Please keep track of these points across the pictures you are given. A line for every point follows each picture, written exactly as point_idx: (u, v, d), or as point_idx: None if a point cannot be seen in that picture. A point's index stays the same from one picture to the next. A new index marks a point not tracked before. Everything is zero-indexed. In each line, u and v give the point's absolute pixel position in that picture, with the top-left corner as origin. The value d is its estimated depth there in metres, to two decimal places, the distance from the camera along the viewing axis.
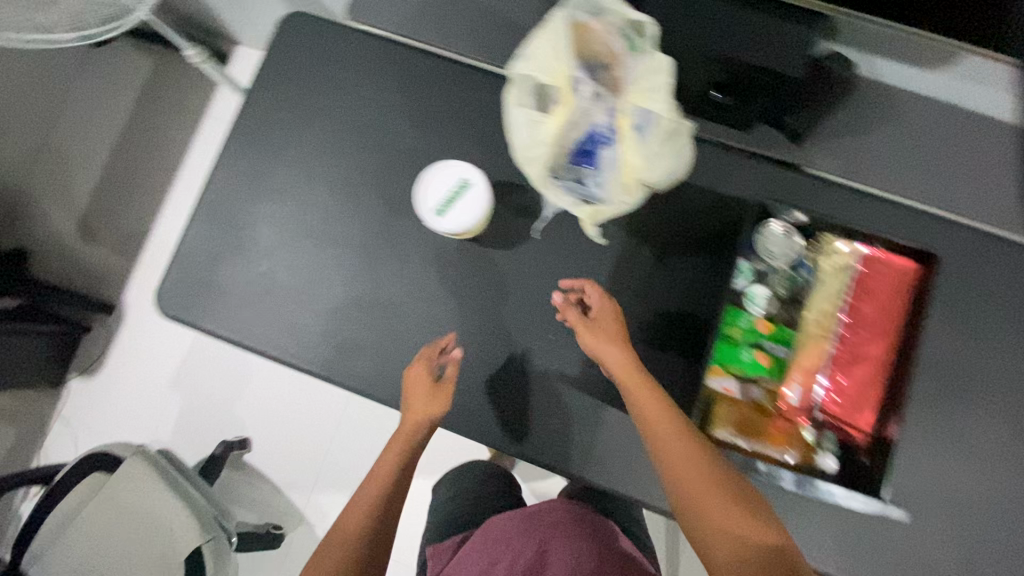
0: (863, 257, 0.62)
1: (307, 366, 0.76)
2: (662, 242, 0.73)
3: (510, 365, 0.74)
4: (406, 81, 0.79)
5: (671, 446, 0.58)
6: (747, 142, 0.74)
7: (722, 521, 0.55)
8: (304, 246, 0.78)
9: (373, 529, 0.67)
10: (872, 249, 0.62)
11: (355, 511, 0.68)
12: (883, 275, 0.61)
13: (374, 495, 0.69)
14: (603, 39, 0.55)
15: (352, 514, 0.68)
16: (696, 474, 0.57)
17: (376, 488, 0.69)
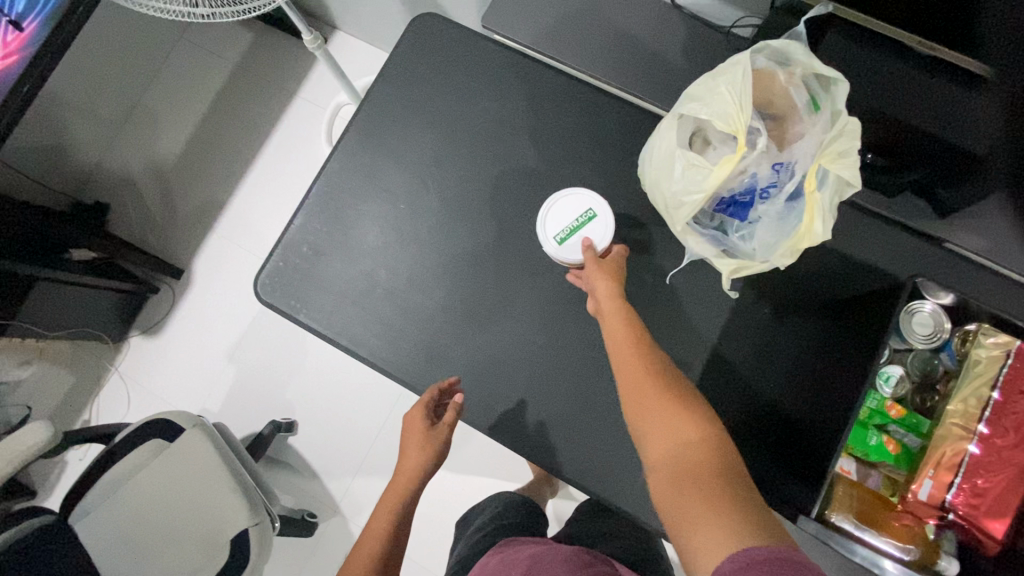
0: (1022, 353, 0.58)
1: (394, 372, 0.74)
2: (783, 301, 0.69)
3: (603, 404, 0.71)
4: (536, 99, 0.77)
5: (693, 437, 0.51)
6: (894, 207, 0.69)
7: (704, 492, 0.47)
8: (408, 250, 0.76)
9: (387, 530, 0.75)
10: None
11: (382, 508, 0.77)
12: None
13: (391, 503, 0.77)
14: (785, 90, 0.53)
15: (381, 509, 0.77)
16: (711, 470, 0.48)
17: (394, 488, 0.78)
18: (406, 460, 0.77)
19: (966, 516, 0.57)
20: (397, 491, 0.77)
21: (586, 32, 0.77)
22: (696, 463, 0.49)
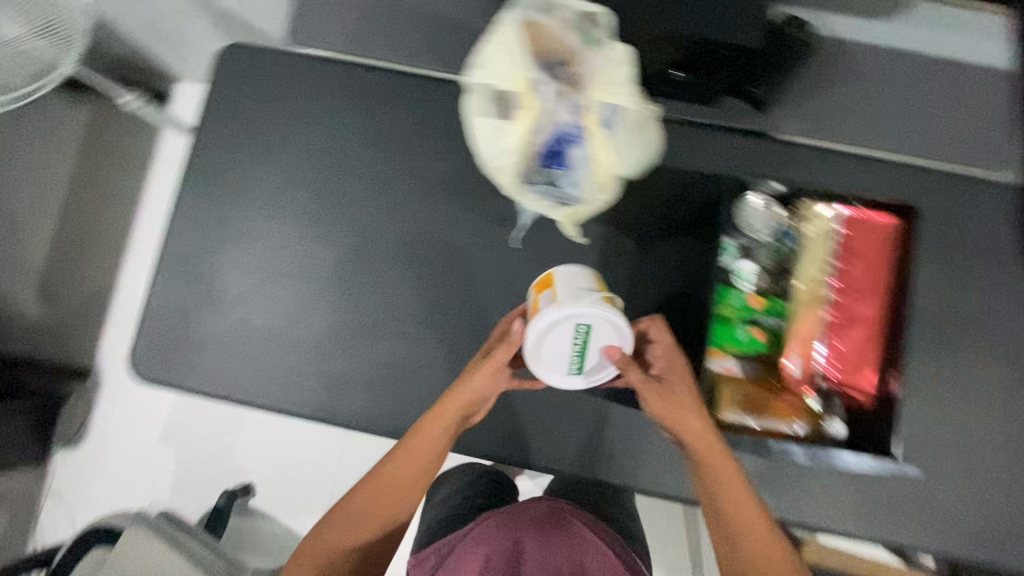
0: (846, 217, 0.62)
1: (302, 411, 0.73)
2: (642, 232, 0.73)
3: (509, 376, 0.72)
4: (360, 103, 0.76)
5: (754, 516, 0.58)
6: (714, 116, 0.73)
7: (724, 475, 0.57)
8: (280, 287, 0.75)
9: (363, 526, 0.65)
10: (853, 209, 0.62)
11: (349, 505, 0.66)
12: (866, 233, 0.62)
13: (377, 512, 0.65)
14: (556, 34, 0.53)
15: (350, 515, 0.65)
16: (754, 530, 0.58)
17: (373, 498, 0.65)
18: (394, 469, 0.64)
19: (837, 377, 0.62)
20: (376, 492, 0.64)
21: (391, 22, 0.76)
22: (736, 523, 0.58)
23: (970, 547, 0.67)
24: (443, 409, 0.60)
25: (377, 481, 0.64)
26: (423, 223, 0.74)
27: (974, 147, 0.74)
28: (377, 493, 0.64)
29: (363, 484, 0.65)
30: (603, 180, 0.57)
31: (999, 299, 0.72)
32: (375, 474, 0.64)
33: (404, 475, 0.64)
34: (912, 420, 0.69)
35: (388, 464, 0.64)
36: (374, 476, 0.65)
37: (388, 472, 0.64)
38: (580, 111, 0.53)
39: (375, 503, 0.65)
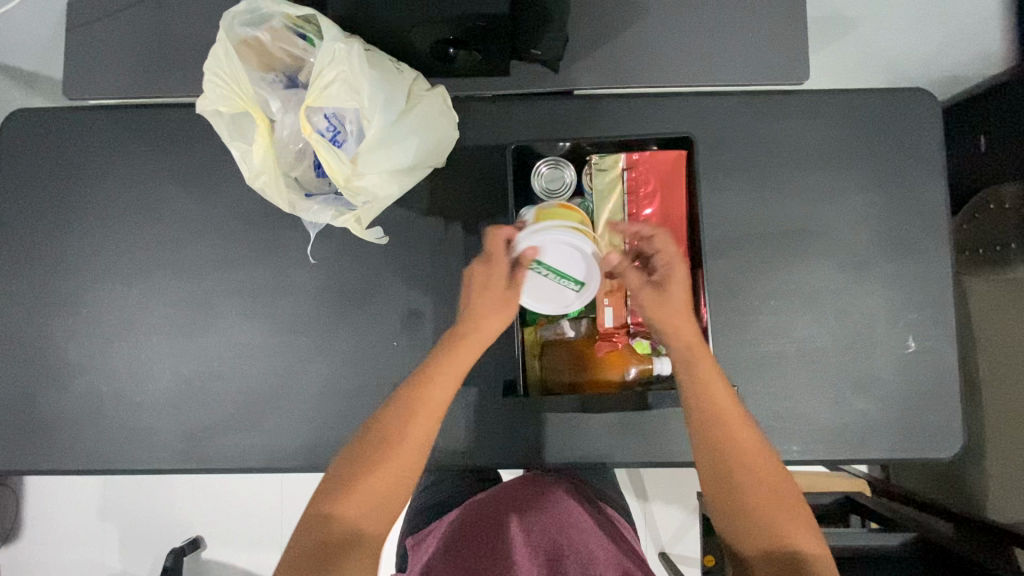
0: (633, 162, 0.62)
1: (171, 464, 0.72)
2: (466, 215, 0.73)
3: (367, 387, 0.72)
4: (159, 145, 0.73)
5: (757, 459, 0.56)
6: (511, 87, 0.73)
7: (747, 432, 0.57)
8: (122, 348, 0.73)
9: (353, 541, 0.51)
10: (640, 153, 0.62)
11: (322, 531, 0.51)
12: (654, 174, 0.62)
13: (374, 517, 0.52)
14: (277, 46, 0.53)
15: (345, 525, 0.52)
16: (754, 471, 0.55)
17: (356, 501, 0.52)
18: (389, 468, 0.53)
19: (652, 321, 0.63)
20: (374, 501, 0.52)
21: (169, 56, 0.73)
22: (734, 466, 0.55)
23: (827, 446, 0.71)
24: (440, 375, 0.56)
25: (364, 474, 0.53)
26: (247, 254, 0.73)
27: (775, 65, 0.73)
28: (369, 506, 0.52)
29: (335, 495, 0.52)
30: (352, 186, 0.54)
31: (821, 207, 0.73)
32: (359, 474, 0.53)
33: (408, 465, 0.54)
34: (755, 340, 0.72)
35: (365, 461, 0.54)
36: (359, 476, 0.53)
37: (369, 483, 0.52)
38: (305, 118, 0.52)
39: (370, 506, 0.53)
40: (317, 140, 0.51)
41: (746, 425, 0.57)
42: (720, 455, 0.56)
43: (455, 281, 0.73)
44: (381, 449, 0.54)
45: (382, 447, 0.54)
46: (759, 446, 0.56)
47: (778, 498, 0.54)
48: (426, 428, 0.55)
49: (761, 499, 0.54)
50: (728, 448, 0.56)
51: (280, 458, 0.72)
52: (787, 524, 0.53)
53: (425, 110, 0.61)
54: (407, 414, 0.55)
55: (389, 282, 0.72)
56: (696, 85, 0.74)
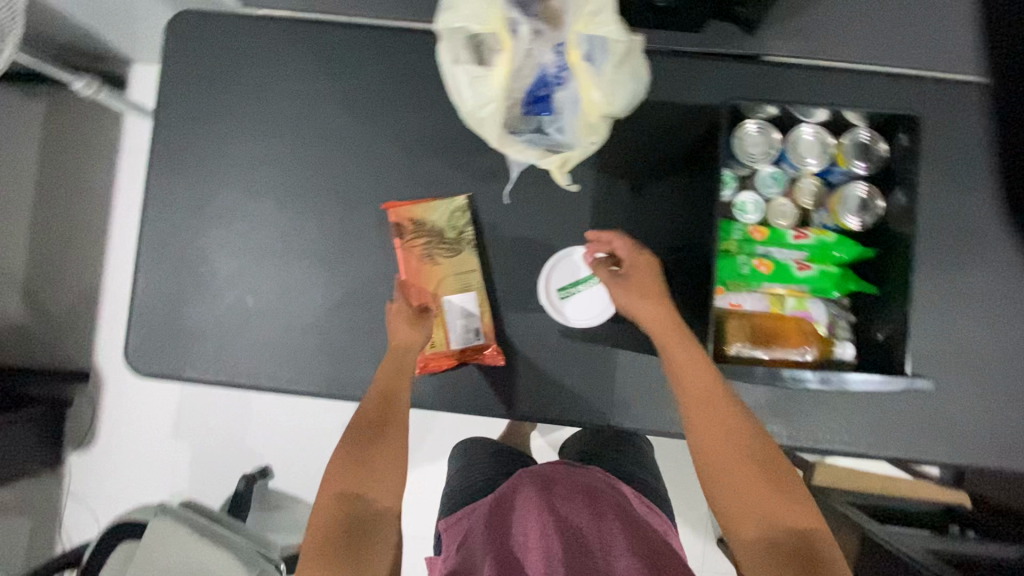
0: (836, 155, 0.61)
1: (308, 386, 0.72)
2: (634, 174, 0.71)
3: (515, 336, 0.71)
4: (330, 65, 0.71)
5: (748, 447, 0.56)
6: (700, 44, 0.69)
7: (738, 447, 0.57)
8: (270, 267, 0.73)
9: (366, 526, 0.58)
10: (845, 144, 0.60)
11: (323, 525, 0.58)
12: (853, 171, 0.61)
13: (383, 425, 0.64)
14: None
15: (358, 502, 0.59)
16: (762, 484, 0.55)
17: (364, 479, 0.60)
18: (381, 451, 0.62)
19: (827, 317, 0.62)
20: (373, 476, 0.61)
21: None
22: (757, 473, 0.55)
23: (974, 453, 0.69)
24: (400, 382, 0.65)
25: (353, 467, 0.61)
26: (408, 187, 0.71)
27: (981, 53, 0.69)
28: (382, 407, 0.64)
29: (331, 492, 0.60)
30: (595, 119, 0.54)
31: (1004, 209, 0.70)
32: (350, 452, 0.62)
33: (389, 454, 0.62)
34: (915, 338, 0.70)
35: (353, 459, 0.61)
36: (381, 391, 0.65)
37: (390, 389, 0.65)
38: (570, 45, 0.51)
39: (358, 491, 0.60)
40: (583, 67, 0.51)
41: (722, 429, 0.57)
42: (701, 462, 0.57)
43: (614, 240, 0.71)
44: (356, 448, 0.62)
45: (359, 452, 0.62)
46: (759, 441, 0.57)
47: (788, 500, 0.54)
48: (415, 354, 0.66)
49: (767, 499, 0.54)
50: (708, 448, 0.57)
51: (420, 395, 0.72)
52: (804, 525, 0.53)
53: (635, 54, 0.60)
54: (362, 421, 0.63)
55: (548, 233, 0.71)
56: (892, 66, 0.70)
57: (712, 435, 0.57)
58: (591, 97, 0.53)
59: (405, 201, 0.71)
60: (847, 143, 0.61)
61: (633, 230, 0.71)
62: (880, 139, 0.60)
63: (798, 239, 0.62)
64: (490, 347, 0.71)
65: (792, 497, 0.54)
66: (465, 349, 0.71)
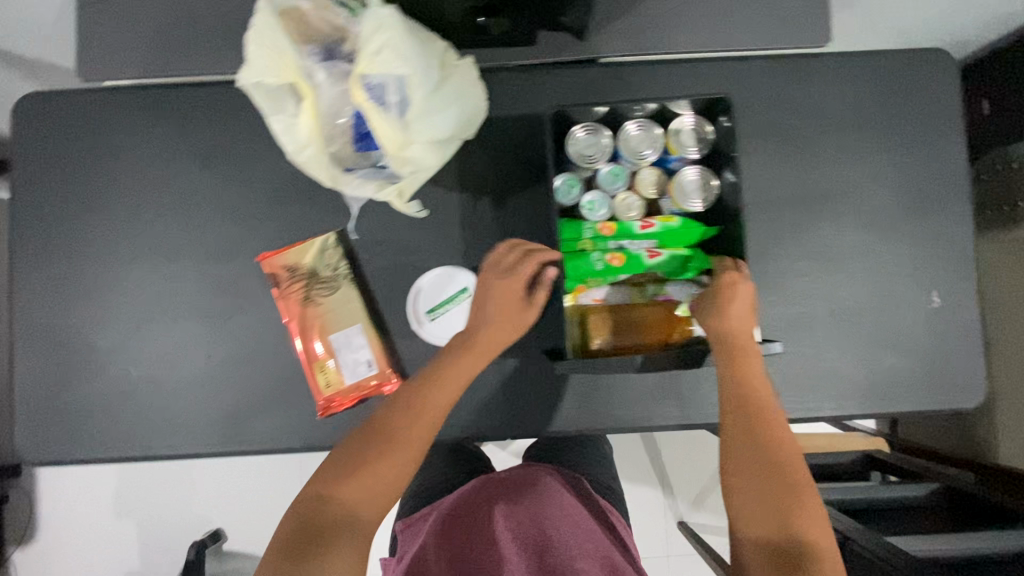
0: (669, 146, 0.63)
1: (209, 447, 0.72)
2: (496, 189, 0.73)
3: (406, 363, 0.72)
4: (182, 127, 0.72)
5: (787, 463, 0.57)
6: (537, 56, 0.72)
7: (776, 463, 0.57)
8: (153, 334, 0.72)
9: (348, 525, 0.55)
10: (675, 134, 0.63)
11: (331, 511, 0.55)
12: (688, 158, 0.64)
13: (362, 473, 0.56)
14: (319, 16, 0.52)
15: (342, 506, 0.55)
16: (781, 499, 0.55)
17: (365, 484, 0.56)
18: (394, 452, 0.57)
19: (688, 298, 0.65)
20: (376, 481, 0.56)
21: (188, 34, 0.71)
22: (766, 486, 0.56)
23: (858, 401, 0.72)
24: (450, 384, 0.61)
25: (353, 463, 0.57)
26: (277, 234, 0.72)
27: (799, 28, 0.73)
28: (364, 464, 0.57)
29: (332, 480, 0.56)
30: (402, 154, 0.54)
31: (846, 169, 0.74)
32: (332, 496, 0.55)
33: (407, 455, 0.58)
34: (785, 302, 0.73)
35: (353, 454, 0.57)
36: (373, 434, 0.58)
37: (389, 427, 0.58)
38: (359, 87, 0.51)
39: (372, 491, 0.56)
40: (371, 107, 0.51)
41: (794, 447, 0.58)
42: (784, 474, 0.56)
43: (488, 254, 0.72)
44: (378, 440, 0.58)
45: (370, 444, 0.57)
46: (794, 455, 0.58)
47: (800, 510, 0.55)
48: (452, 394, 0.61)
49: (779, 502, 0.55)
50: (775, 459, 0.57)
51: (319, 437, 0.72)
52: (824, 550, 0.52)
53: (459, 81, 0.61)
54: (417, 411, 0.59)
55: (422, 257, 0.72)
56: (721, 51, 0.74)
57: (773, 454, 0.57)
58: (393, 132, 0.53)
59: (274, 250, 0.71)
60: (677, 130, 0.63)
61: (504, 241, 0.72)
62: (706, 122, 0.63)
63: (645, 228, 0.64)
64: (383, 376, 0.70)
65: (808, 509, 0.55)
66: (361, 384, 0.70)
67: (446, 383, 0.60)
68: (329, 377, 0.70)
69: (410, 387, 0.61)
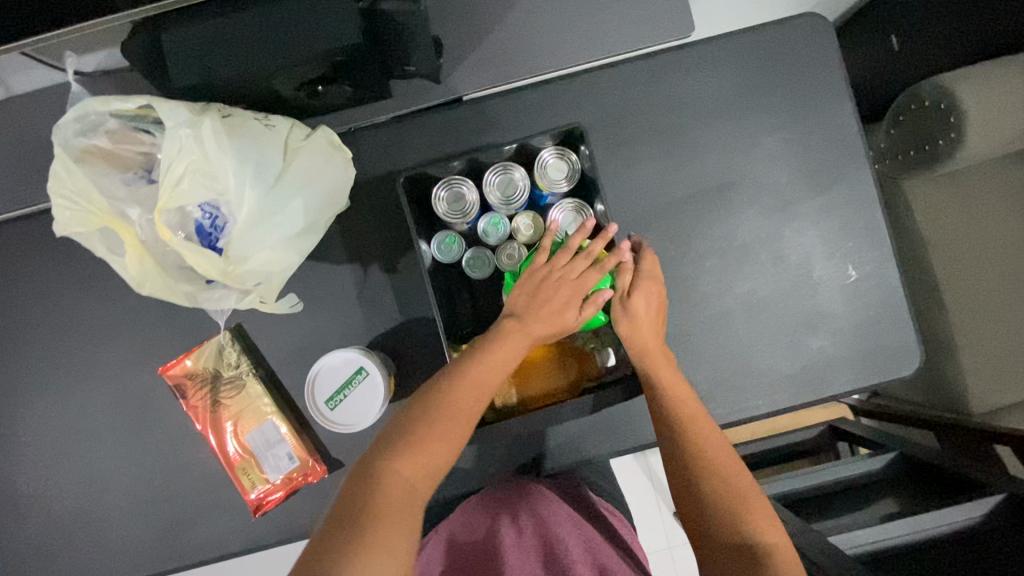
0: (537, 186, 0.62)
1: (150, 566, 0.71)
2: (383, 251, 0.70)
3: (330, 445, 0.70)
4: (53, 255, 0.70)
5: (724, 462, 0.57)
6: (396, 107, 0.69)
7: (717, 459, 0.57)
8: (72, 467, 0.71)
9: (404, 502, 0.51)
10: (538, 170, 0.61)
11: (385, 483, 0.51)
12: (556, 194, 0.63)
13: (425, 472, 0.53)
14: (123, 148, 0.50)
15: (396, 480, 0.51)
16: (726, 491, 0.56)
17: (421, 459, 0.53)
18: (448, 429, 0.54)
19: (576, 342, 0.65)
20: (431, 458, 0.53)
21: (33, 162, 0.68)
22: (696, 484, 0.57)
23: (792, 392, 0.71)
24: (501, 356, 0.57)
25: (416, 436, 0.53)
26: (173, 342, 0.70)
27: (659, 21, 0.69)
28: (426, 460, 0.53)
29: (398, 450, 0.52)
30: (235, 275, 0.52)
31: (736, 158, 0.71)
32: (371, 502, 0.50)
33: (457, 435, 0.55)
34: (700, 306, 0.71)
35: (410, 429, 0.54)
36: (426, 430, 0.54)
37: (433, 439, 0.54)
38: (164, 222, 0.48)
39: (423, 468, 0.53)
40: (181, 243, 0.48)
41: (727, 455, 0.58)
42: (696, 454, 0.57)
43: (389, 319, 0.70)
44: (439, 413, 0.54)
45: (426, 422, 0.54)
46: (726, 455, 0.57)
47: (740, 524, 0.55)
48: (488, 391, 0.56)
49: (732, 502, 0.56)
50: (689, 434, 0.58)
51: (260, 535, 0.70)
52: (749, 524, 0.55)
53: (308, 161, 0.56)
54: (472, 384, 0.56)
55: (322, 336, 0.70)
56: (584, 62, 0.70)
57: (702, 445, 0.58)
58: (213, 259, 0.50)
59: (174, 360, 0.69)
60: (542, 167, 0.61)
61: (402, 303, 0.70)
62: (568, 152, 0.62)
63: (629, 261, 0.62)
64: (307, 465, 0.68)
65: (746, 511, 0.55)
66: (286, 476, 0.68)
67: (496, 357, 0.57)
68: (253, 476, 0.68)
69: (472, 358, 0.57)
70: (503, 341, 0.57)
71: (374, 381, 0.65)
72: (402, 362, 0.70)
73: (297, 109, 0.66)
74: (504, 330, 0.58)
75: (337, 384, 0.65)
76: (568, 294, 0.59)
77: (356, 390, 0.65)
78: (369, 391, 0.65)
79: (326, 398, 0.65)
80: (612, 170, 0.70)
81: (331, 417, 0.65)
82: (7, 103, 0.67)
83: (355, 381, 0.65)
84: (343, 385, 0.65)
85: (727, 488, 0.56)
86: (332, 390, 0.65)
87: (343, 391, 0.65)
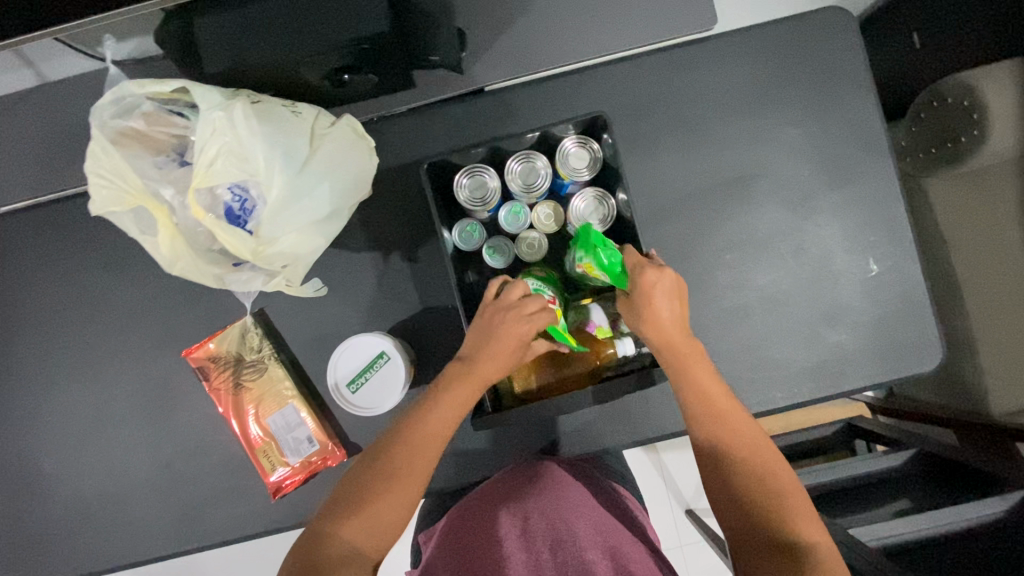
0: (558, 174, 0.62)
1: (170, 546, 0.72)
2: (403, 238, 0.71)
3: (348, 430, 0.71)
4: (82, 240, 0.71)
5: (757, 451, 0.58)
6: (418, 97, 0.70)
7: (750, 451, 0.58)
8: (96, 448, 0.73)
9: (352, 561, 0.55)
10: (559, 159, 0.61)
11: (331, 548, 0.55)
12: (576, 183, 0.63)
13: (373, 531, 0.56)
14: (157, 130, 0.51)
15: (343, 543, 0.55)
16: (761, 479, 0.56)
17: (365, 524, 0.56)
18: (390, 491, 0.57)
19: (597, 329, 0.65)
20: (376, 519, 0.56)
21: (64, 148, 0.70)
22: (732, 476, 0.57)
23: (810, 385, 0.70)
24: (442, 412, 0.59)
25: (361, 498, 0.57)
26: (196, 326, 0.71)
27: (681, 14, 0.70)
28: (371, 523, 0.56)
29: (343, 515, 0.56)
30: (264, 256, 0.53)
31: (756, 151, 0.71)
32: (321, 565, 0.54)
33: (400, 495, 0.57)
34: (718, 298, 0.71)
35: (360, 489, 0.57)
36: (370, 492, 0.57)
37: (378, 501, 0.56)
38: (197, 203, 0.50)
39: (370, 528, 0.56)
40: (214, 223, 0.49)
41: (763, 445, 0.58)
42: (727, 443, 0.58)
43: (408, 306, 0.71)
44: (383, 477, 0.57)
45: (373, 480, 0.57)
46: (759, 443, 0.58)
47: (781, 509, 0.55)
48: (432, 447, 0.59)
49: (770, 490, 0.56)
50: (710, 423, 0.58)
51: (278, 518, 0.71)
52: (788, 514, 0.54)
53: (335, 146, 0.57)
54: (414, 443, 0.58)
55: (342, 323, 0.71)
56: (605, 54, 0.71)
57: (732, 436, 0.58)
58: (244, 240, 0.51)
59: (197, 343, 0.70)
60: (563, 155, 0.61)
61: (422, 291, 0.70)
62: (590, 141, 0.62)
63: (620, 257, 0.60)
64: (326, 449, 0.69)
65: (783, 498, 0.55)
66: (305, 460, 0.69)
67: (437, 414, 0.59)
68: (273, 459, 0.69)
69: (416, 415, 0.59)
70: (444, 399, 0.59)
71: (394, 364, 0.66)
72: (420, 349, 0.70)
73: (321, 99, 0.68)
74: (448, 386, 0.59)
75: (358, 368, 0.66)
76: (511, 342, 0.58)
77: (377, 373, 0.66)
78: (389, 374, 0.66)
79: (348, 382, 0.66)
80: (632, 161, 0.70)
81: (354, 400, 0.66)
82: (41, 91, 0.69)
83: (375, 364, 0.66)
84: (364, 368, 0.66)
85: (762, 474, 0.57)
86: (353, 373, 0.66)
87: (364, 375, 0.66)
